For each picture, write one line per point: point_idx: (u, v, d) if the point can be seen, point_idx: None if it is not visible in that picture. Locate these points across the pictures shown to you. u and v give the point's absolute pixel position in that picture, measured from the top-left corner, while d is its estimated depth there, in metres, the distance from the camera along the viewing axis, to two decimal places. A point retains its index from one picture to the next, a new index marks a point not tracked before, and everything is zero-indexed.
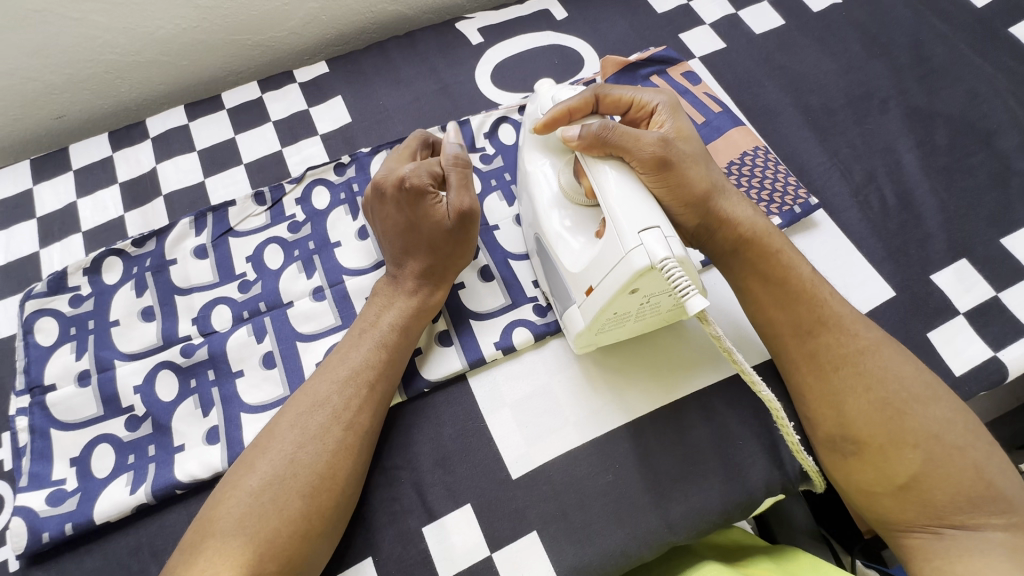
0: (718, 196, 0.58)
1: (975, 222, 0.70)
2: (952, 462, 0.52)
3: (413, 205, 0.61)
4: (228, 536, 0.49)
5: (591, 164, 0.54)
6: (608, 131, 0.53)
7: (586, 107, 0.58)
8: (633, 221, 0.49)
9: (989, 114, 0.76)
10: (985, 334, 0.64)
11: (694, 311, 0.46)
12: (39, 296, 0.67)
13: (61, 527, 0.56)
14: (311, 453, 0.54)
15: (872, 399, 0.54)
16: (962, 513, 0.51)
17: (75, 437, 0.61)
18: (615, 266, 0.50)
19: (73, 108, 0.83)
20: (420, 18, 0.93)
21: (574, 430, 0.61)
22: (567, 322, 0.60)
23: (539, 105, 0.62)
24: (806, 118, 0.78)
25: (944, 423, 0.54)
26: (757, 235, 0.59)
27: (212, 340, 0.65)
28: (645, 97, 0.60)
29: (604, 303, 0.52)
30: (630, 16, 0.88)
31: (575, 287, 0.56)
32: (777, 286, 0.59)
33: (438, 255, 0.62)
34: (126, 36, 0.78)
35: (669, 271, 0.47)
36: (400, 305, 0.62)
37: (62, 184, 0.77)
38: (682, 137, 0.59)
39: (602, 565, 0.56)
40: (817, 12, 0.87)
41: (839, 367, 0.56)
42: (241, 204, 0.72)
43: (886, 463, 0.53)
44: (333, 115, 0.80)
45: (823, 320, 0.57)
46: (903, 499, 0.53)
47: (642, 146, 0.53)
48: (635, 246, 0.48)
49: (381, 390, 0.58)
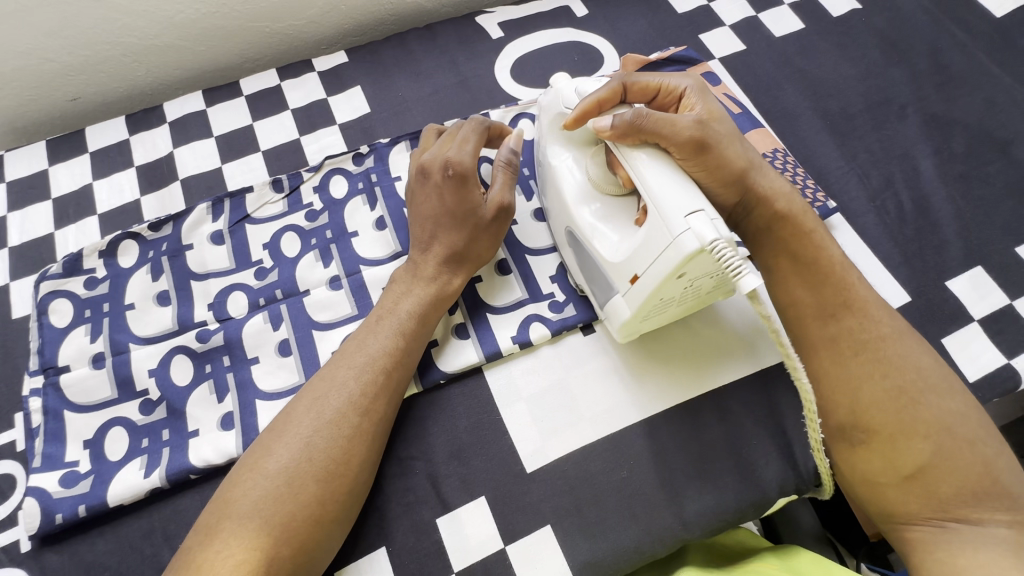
0: (755, 173, 0.59)
1: (990, 230, 0.70)
2: (963, 455, 0.52)
3: (456, 191, 0.62)
4: (243, 518, 0.49)
5: (626, 152, 0.55)
6: (643, 117, 0.53)
7: (615, 96, 0.58)
8: (677, 206, 0.49)
9: (1007, 123, 0.77)
10: (999, 341, 0.65)
11: (747, 290, 0.47)
12: (54, 277, 0.67)
13: (74, 509, 0.56)
14: (327, 438, 0.53)
15: (888, 385, 0.55)
16: (967, 507, 0.51)
17: (89, 419, 0.61)
18: (662, 252, 0.50)
19: (89, 90, 0.82)
20: (439, 11, 0.93)
21: (590, 425, 0.61)
22: (609, 311, 0.61)
23: (561, 97, 0.62)
24: (825, 122, 0.79)
25: (956, 414, 0.54)
26: (793, 215, 0.59)
27: (229, 327, 0.65)
28: (673, 82, 0.60)
29: (652, 288, 0.53)
30: (650, 15, 0.88)
31: (617, 276, 0.57)
32: (807, 268, 0.59)
33: (466, 240, 0.63)
34: (146, 20, 0.77)
35: (719, 252, 0.47)
36: (422, 291, 0.62)
37: (77, 166, 0.77)
38: (714, 117, 0.58)
39: (616, 562, 0.56)
40: (837, 16, 0.87)
41: (860, 352, 0.56)
42: (259, 191, 0.72)
43: (895, 452, 0.53)
44: (352, 105, 0.80)
45: (849, 305, 0.57)
46: (908, 490, 0.53)
47: (678, 130, 0.54)
48: (682, 231, 0.48)
49: (397, 379, 0.58)
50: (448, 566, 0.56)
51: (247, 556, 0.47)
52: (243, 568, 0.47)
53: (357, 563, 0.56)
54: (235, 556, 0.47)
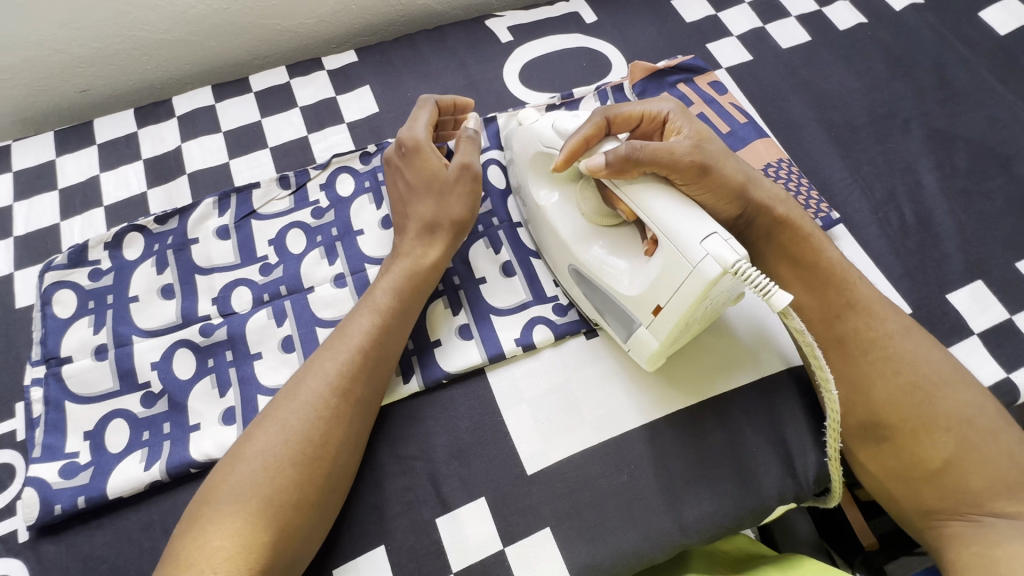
0: (752, 184, 0.59)
1: (992, 244, 0.71)
2: (987, 446, 0.54)
3: (415, 166, 0.64)
4: (222, 503, 0.50)
5: (626, 189, 0.55)
6: (636, 150, 0.53)
7: (600, 131, 0.58)
8: (692, 232, 0.51)
9: (1009, 139, 0.78)
10: (998, 355, 0.65)
11: (779, 307, 0.48)
12: (59, 268, 0.67)
13: (74, 500, 0.56)
14: (304, 418, 0.54)
15: (903, 382, 0.56)
16: (1001, 499, 0.52)
17: (90, 411, 0.61)
18: (682, 282, 0.52)
19: (98, 83, 0.83)
20: (450, 14, 0.94)
21: (591, 429, 0.61)
22: (632, 345, 0.61)
23: (540, 134, 0.63)
24: (829, 134, 0.79)
25: (975, 406, 0.55)
26: (791, 219, 0.60)
27: (232, 322, 0.65)
28: (654, 107, 0.61)
29: (678, 315, 0.54)
30: (658, 23, 0.89)
31: (638, 309, 0.57)
32: (808, 272, 0.60)
33: (438, 209, 0.63)
34: (157, 14, 0.78)
35: (744, 273, 0.48)
36: (398, 267, 0.62)
37: (85, 157, 0.77)
38: (704, 137, 0.59)
39: (615, 565, 0.56)
40: (843, 29, 0.88)
41: (869, 351, 0.57)
42: (266, 187, 0.72)
43: (920, 448, 0.54)
44: (360, 104, 0.81)
45: (852, 304, 0.59)
46: (941, 486, 0.54)
47: (678, 158, 0.55)
48: (702, 257, 0.50)
49: (374, 358, 0.58)
50: (447, 566, 0.56)
51: (225, 541, 0.48)
52: (219, 554, 0.47)
53: (356, 560, 0.56)
54: (214, 541, 0.48)
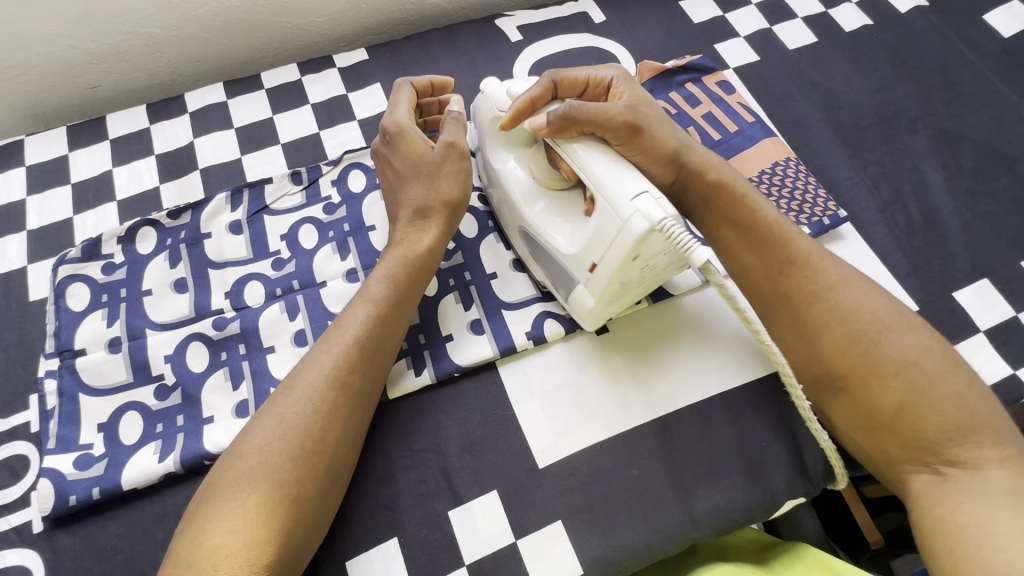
0: (687, 149, 0.60)
1: (997, 243, 0.72)
2: (936, 390, 0.53)
3: (400, 152, 0.63)
4: (222, 502, 0.49)
5: (564, 147, 0.58)
6: (573, 109, 0.56)
7: (547, 93, 0.61)
8: (622, 190, 0.52)
9: (1013, 140, 0.79)
10: (1004, 352, 0.66)
11: (699, 262, 0.48)
12: (72, 261, 0.67)
13: (88, 491, 0.56)
14: (300, 412, 0.53)
15: (846, 330, 0.55)
16: (954, 446, 0.51)
17: (104, 403, 0.61)
18: (614, 238, 0.53)
19: (110, 79, 0.83)
20: (459, 13, 0.94)
21: (601, 423, 0.61)
22: (573, 302, 0.62)
23: (495, 100, 0.65)
24: (836, 134, 0.80)
25: (922, 350, 0.54)
26: (724, 181, 0.60)
27: (245, 315, 0.65)
28: (599, 73, 0.63)
29: (611, 272, 0.55)
30: (667, 23, 0.89)
31: (577, 268, 0.58)
32: (745, 229, 0.59)
33: (428, 193, 0.62)
34: (170, 11, 0.78)
35: (669, 230, 0.49)
36: (394, 256, 0.62)
37: (98, 152, 0.77)
38: (642, 102, 0.61)
39: (626, 559, 0.57)
40: (849, 31, 0.89)
41: (812, 304, 0.57)
42: (278, 182, 0.73)
43: (871, 397, 0.54)
44: (371, 101, 0.81)
45: (790, 257, 0.58)
46: (897, 436, 0.53)
47: (612, 117, 0.57)
48: (631, 214, 0.50)
49: (370, 350, 0.57)
50: (459, 559, 0.56)
51: (226, 539, 0.47)
52: (220, 552, 0.46)
53: (370, 552, 0.56)
54: (214, 539, 0.47)
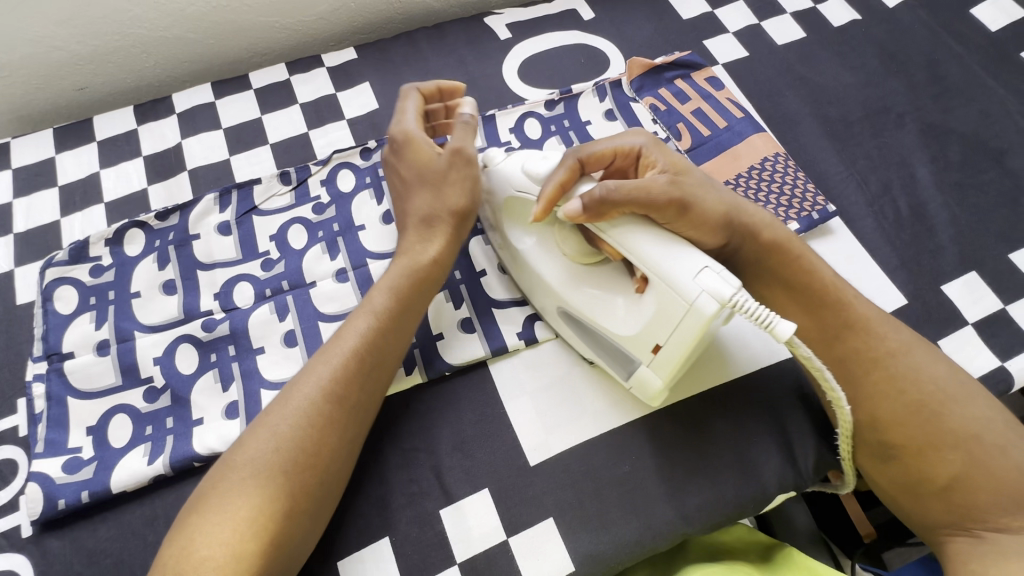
0: (737, 214, 0.59)
1: (985, 236, 0.72)
2: (994, 461, 0.53)
3: (409, 160, 0.63)
4: (212, 513, 0.48)
5: (607, 230, 0.54)
6: (610, 192, 0.52)
7: (574, 174, 0.56)
8: (685, 269, 0.50)
9: (1001, 133, 0.79)
10: (993, 344, 0.66)
11: (783, 336, 0.48)
12: (60, 264, 0.67)
13: (78, 494, 0.56)
14: (293, 426, 0.52)
15: (905, 401, 0.56)
16: (1005, 516, 0.52)
17: (92, 406, 0.61)
18: (680, 319, 0.51)
19: (97, 80, 0.83)
20: (448, 11, 0.94)
21: (592, 420, 0.61)
22: (634, 382, 0.60)
23: (509, 179, 0.60)
24: (825, 128, 0.80)
25: (984, 422, 0.55)
26: (779, 243, 0.60)
27: (235, 316, 0.65)
28: (626, 143, 0.60)
29: (679, 352, 0.53)
30: (655, 20, 0.89)
31: (637, 348, 0.56)
32: (801, 294, 0.60)
33: (434, 203, 0.62)
34: (156, 12, 0.78)
35: (742, 305, 0.48)
36: (398, 267, 0.61)
37: (85, 154, 0.77)
38: (679, 170, 0.58)
39: (618, 555, 0.57)
40: (837, 26, 0.89)
41: (871, 372, 0.57)
42: (267, 183, 0.73)
43: (927, 466, 0.54)
44: (360, 101, 0.81)
45: (849, 324, 0.59)
46: (946, 501, 0.54)
47: (656, 194, 0.54)
48: (697, 294, 0.49)
49: (370, 363, 0.56)
50: (451, 557, 0.56)
51: (214, 550, 0.46)
52: (208, 563, 0.46)
53: (361, 552, 0.56)
54: (202, 550, 0.46)
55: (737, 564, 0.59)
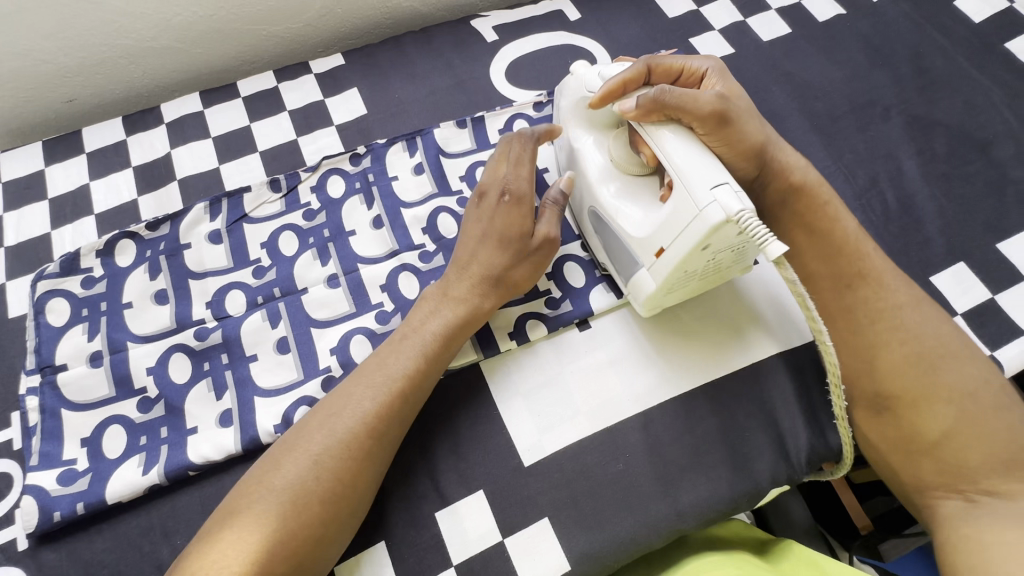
0: (773, 147, 0.61)
1: (972, 226, 0.73)
2: (988, 422, 0.54)
3: (507, 216, 0.62)
4: (245, 529, 0.49)
5: (650, 130, 0.57)
6: (667, 94, 0.56)
7: (640, 77, 0.61)
8: (702, 178, 0.52)
9: (986, 124, 0.79)
10: (982, 334, 0.67)
11: (772, 256, 0.48)
12: (51, 276, 0.67)
13: (73, 507, 0.56)
14: (336, 456, 0.53)
15: (907, 352, 0.57)
16: (996, 477, 0.53)
17: (86, 418, 0.61)
18: (686, 225, 0.53)
19: (85, 92, 0.83)
20: (435, 15, 0.94)
21: (586, 419, 0.62)
22: (632, 286, 0.63)
23: (585, 81, 0.65)
24: (812, 123, 0.81)
25: (981, 383, 0.56)
26: (809, 184, 0.62)
27: (227, 324, 0.65)
28: (694, 64, 0.63)
29: (677, 259, 0.55)
30: (642, 19, 0.90)
31: (642, 251, 0.59)
32: (822, 241, 0.61)
33: (507, 266, 0.62)
34: (143, 22, 0.78)
35: (745, 223, 0.49)
36: (452, 310, 0.61)
37: (74, 166, 0.77)
38: (733, 94, 0.62)
39: (613, 552, 0.57)
40: (822, 21, 0.89)
41: (877, 322, 0.58)
42: (257, 190, 0.73)
43: (920, 420, 0.56)
44: (349, 106, 0.81)
45: (863, 274, 0.60)
46: (938, 459, 0.55)
47: (700, 105, 0.56)
48: (709, 203, 0.51)
49: (414, 402, 0.58)
50: (447, 559, 0.56)
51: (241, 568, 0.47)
52: None
53: (358, 557, 0.56)
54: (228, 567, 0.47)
55: (734, 553, 0.60)
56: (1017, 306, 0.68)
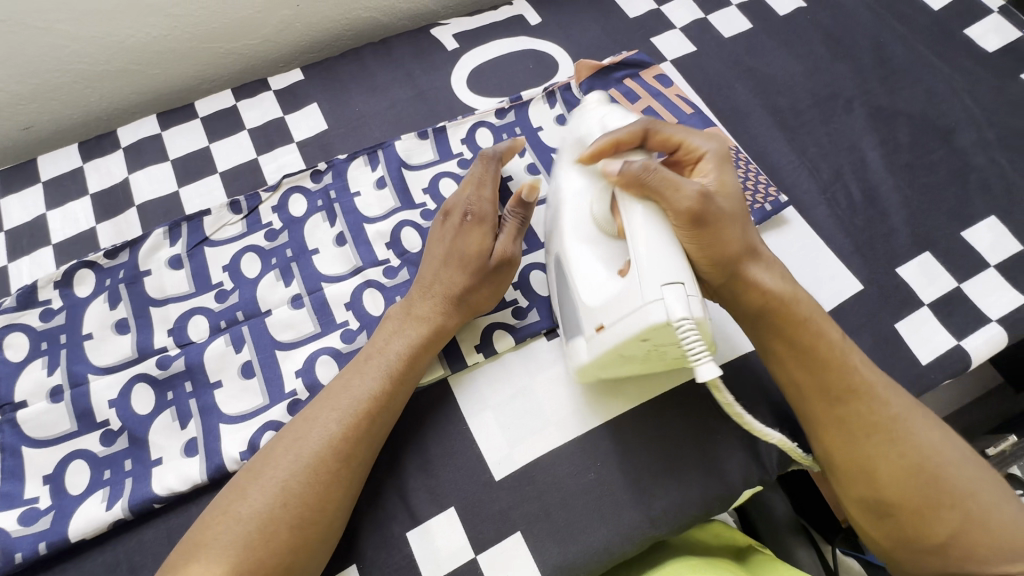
0: (754, 256, 0.56)
1: (936, 216, 0.73)
2: (990, 519, 0.52)
3: (467, 236, 0.62)
4: (212, 563, 0.48)
5: (626, 200, 0.53)
6: (650, 172, 0.51)
7: (634, 140, 0.57)
8: (658, 272, 0.49)
9: (947, 112, 0.79)
10: (950, 324, 0.67)
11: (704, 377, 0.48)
12: (8, 311, 0.66)
13: (35, 546, 0.55)
14: (301, 482, 0.52)
15: (905, 463, 0.53)
16: (1003, 561, 0.51)
17: (48, 454, 0.60)
18: (629, 312, 0.50)
19: (40, 119, 0.81)
20: (396, 24, 0.93)
21: (556, 430, 0.61)
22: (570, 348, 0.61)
23: (585, 126, 0.61)
24: (775, 118, 0.81)
25: (979, 482, 0.54)
26: (785, 299, 0.56)
27: (189, 351, 0.64)
28: (696, 142, 0.59)
29: (614, 342, 0.52)
30: (603, 21, 0.89)
31: (585, 318, 0.55)
32: (804, 357, 0.56)
33: (466, 287, 0.61)
34: (95, 46, 0.77)
35: (683, 331, 0.48)
36: (414, 329, 0.60)
37: (30, 197, 0.75)
38: (723, 191, 0.57)
39: (587, 564, 0.57)
40: (783, 15, 0.89)
41: (873, 434, 0.54)
42: (217, 213, 0.72)
43: (923, 524, 0.53)
44: (309, 122, 0.80)
45: (852, 389, 0.55)
46: (940, 556, 0.53)
47: (681, 197, 0.51)
48: (654, 299, 0.48)
49: (381, 423, 0.57)
50: None
51: None
52: None
53: None
54: None
55: (716, 560, 0.59)
56: (983, 294, 0.68)
